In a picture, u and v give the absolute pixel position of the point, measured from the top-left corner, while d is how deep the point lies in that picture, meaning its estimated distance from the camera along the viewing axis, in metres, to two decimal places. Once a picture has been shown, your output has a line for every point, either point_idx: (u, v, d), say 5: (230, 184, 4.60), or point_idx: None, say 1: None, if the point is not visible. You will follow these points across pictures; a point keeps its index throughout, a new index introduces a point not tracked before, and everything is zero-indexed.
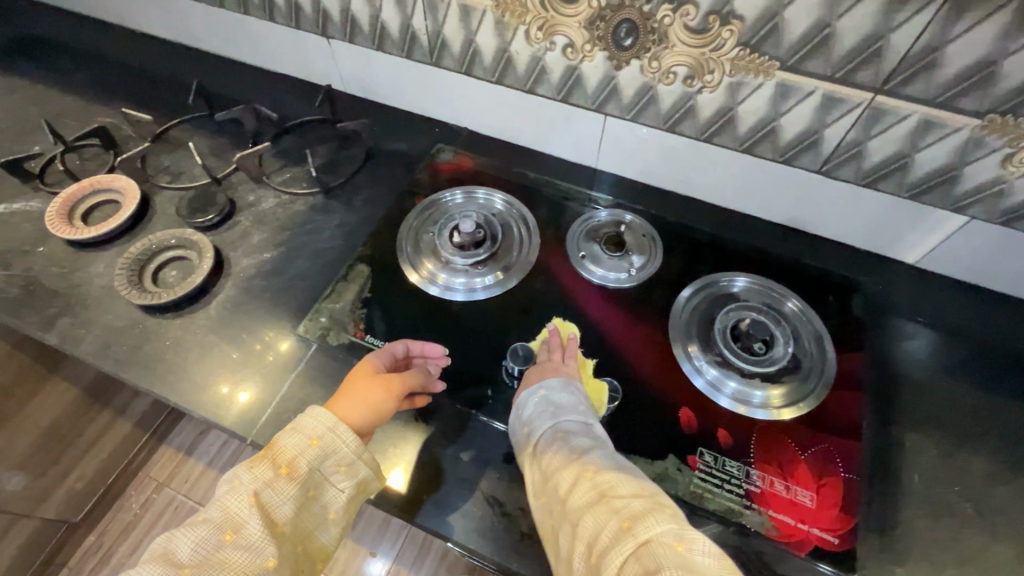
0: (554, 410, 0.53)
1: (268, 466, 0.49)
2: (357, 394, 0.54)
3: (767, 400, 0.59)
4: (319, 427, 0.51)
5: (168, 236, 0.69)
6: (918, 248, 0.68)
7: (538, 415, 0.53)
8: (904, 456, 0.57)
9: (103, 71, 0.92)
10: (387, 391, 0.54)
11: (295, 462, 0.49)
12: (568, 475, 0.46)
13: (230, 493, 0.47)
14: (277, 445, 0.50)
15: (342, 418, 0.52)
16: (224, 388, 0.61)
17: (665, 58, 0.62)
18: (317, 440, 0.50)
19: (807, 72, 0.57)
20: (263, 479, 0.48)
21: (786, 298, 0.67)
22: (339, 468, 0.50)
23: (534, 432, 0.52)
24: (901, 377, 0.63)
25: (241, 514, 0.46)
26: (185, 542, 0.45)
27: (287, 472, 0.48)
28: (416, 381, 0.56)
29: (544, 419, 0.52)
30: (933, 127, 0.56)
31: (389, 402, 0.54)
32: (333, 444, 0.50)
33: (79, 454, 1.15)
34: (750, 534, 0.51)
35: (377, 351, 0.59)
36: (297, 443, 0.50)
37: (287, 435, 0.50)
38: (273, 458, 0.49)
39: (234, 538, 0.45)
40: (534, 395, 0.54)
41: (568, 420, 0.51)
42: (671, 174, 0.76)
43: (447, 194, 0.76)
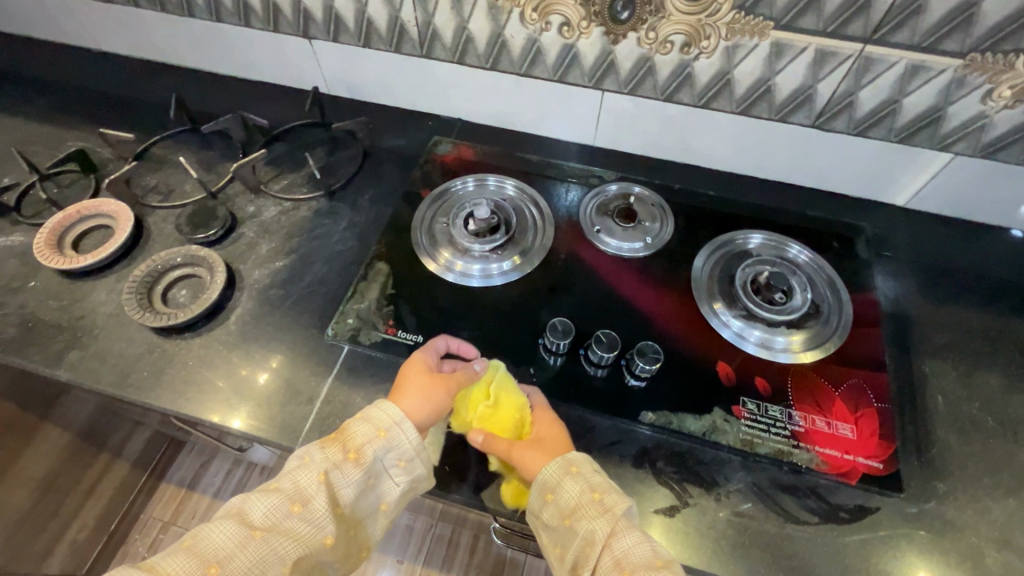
0: (592, 497, 0.47)
1: (338, 449, 0.48)
2: (422, 395, 0.52)
3: (790, 345, 0.62)
4: (387, 420, 0.49)
5: (173, 254, 0.67)
6: (907, 188, 0.73)
7: (577, 503, 0.47)
8: (926, 381, 0.61)
9: (65, 95, 0.87)
10: (448, 390, 0.53)
11: (363, 449, 0.48)
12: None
13: (300, 469, 0.46)
14: (348, 430, 0.49)
15: (407, 414, 0.51)
16: (217, 418, 0.59)
17: (662, 28, 0.64)
18: (385, 432, 0.49)
19: (800, 29, 0.60)
20: (332, 460, 0.47)
21: (797, 250, 0.70)
22: (398, 462, 0.49)
23: (577, 525, 0.46)
24: (911, 310, 0.67)
25: (309, 490, 0.45)
26: (259, 506, 0.44)
27: (354, 457, 0.47)
28: (465, 379, 0.55)
29: (614, 497, 0.47)
30: (919, 71, 0.60)
31: (447, 398, 0.53)
32: (400, 436, 0.49)
33: (78, 503, 1.10)
34: (801, 471, 0.54)
35: (421, 350, 0.57)
36: (366, 431, 0.49)
37: (358, 422, 0.49)
38: (344, 441, 0.48)
39: (302, 510, 0.45)
40: (565, 477, 0.49)
41: (610, 505, 0.46)
42: (670, 143, 0.78)
43: (457, 183, 0.76)
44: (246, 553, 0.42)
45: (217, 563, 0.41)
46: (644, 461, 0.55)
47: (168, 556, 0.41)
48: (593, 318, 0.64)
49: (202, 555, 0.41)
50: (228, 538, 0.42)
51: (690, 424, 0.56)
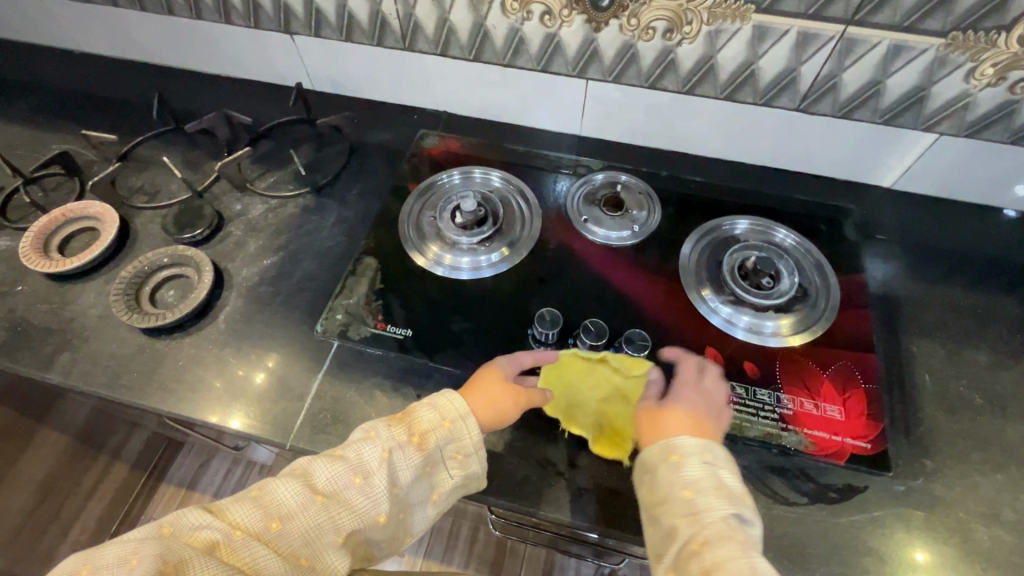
0: (687, 492, 0.44)
1: (403, 431, 0.48)
2: (491, 396, 0.52)
3: (778, 329, 0.62)
4: (453, 411, 0.50)
5: (160, 255, 0.66)
6: (894, 169, 0.73)
7: (668, 494, 0.45)
8: (914, 361, 0.62)
9: (48, 98, 0.86)
10: (515, 403, 0.53)
11: (427, 435, 0.48)
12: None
13: (364, 441, 0.47)
14: (415, 414, 0.50)
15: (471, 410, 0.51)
16: (214, 418, 0.59)
17: (643, 15, 0.63)
18: (450, 422, 0.49)
19: (782, 12, 0.59)
20: (397, 440, 0.47)
21: (784, 234, 0.70)
22: (456, 454, 0.49)
23: (662, 518, 0.44)
24: (899, 291, 0.67)
25: (370, 463, 0.45)
26: (322, 471, 0.45)
27: (418, 442, 0.48)
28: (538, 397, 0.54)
29: (715, 499, 0.43)
30: (902, 51, 0.60)
31: (512, 412, 0.52)
32: (464, 430, 0.49)
33: (78, 505, 1.11)
34: (791, 453, 0.54)
35: (506, 357, 0.56)
36: (431, 417, 0.49)
37: (424, 408, 0.50)
38: (409, 424, 0.49)
39: (361, 484, 0.45)
40: (663, 463, 0.46)
41: (704, 505, 0.43)
42: (657, 131, 0.78)
43: (443, 175, 0.76)
44: (306, 514, 0.43)
45: (279, 518, 0.43)
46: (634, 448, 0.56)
47: (235, 503, 0.43)
48: (582, 307, 0.64)
49: (266, 506, 0.43)
50: (293, 496, 0.43)
51: None
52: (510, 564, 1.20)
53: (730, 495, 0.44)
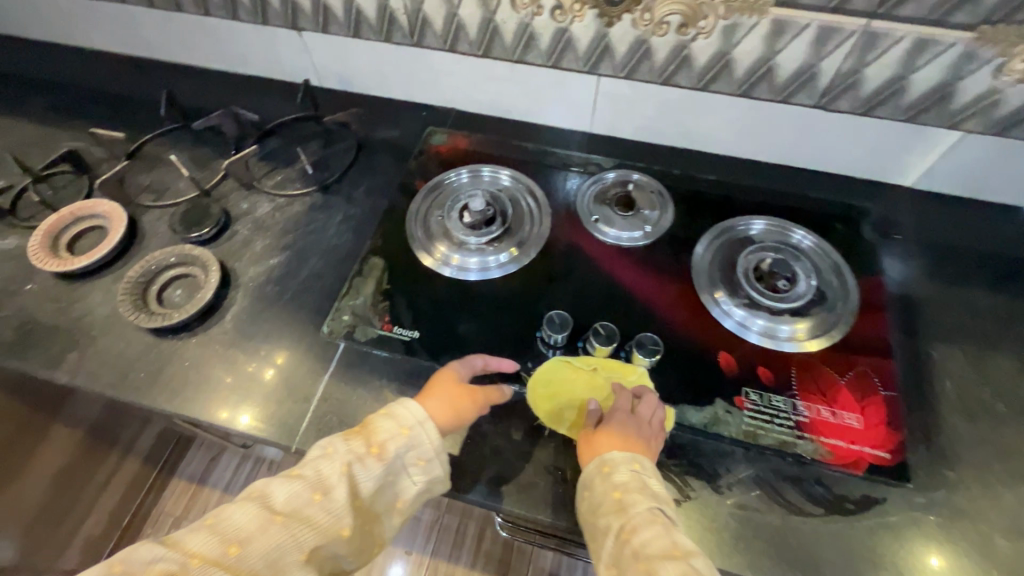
0: (618, 494, 0.47)
1: (362, 442, 0.48)
2: (447, 399, 0.53)
3: (794, 334, 0.61)
4: (411, 419, 0.49)
5: (166, 254, 0.66)
6: (916, 168, 0.71)
7: (602, 502, 0.47)
8: (936, 367, 0.59)
9: (58, 95, 0.86)
10: (473, 402, 0.54)
11: (386, 445, 0.48)
12: (668, 563, 0.40)
13: (323, 458, 0.47)
14: (373, 424, 0.49)
15: (430, 415, 0.51)
16: (224, 413, 0.59)
17: (657, 9, 0.61)
18: (408, 430, 0.49)
19: (802, 5, 0.57)
20: (356, 453, 0.47)
21: (802, 235, 0.68)
22: (417, 461, 0.49)
23: (598, 524, 0.46)
24: (921, 294, 0.65)
25: (331, 479, 0.45)
26: (281, 491, 0.45)
27: (377, 452, 0.47)
28: (494, 394, 0.55)
29: (638, 495, 0.46)
30: (927, 46, 0.57)
31: (472, 410, 0.54)
32: (423, 436, 0.49)
33: (91, 500, 1.12)
34: (806, 462, 0.53)
35: (458, 361, 0.57)
36: (390, 427, 0.49)
37: (382, 418, 0.50)
38: (367, 436, 0.48)
39: (322, 500, 0.45)
40: (598, 473, 0.49)
41: (633, 502, 0.45)
42: (670, 129, 0.76)
43: (452, 174, 0.75)
44: (266, 536, 0.42)
45: (237, 543, 0.42)
46: None
47: (190, 534, 0.43)
48: (592, 309, 0.63)
49: (222, 533, 0.42)
50: (249, 519, 0.43)
51: (692, 417, 0.55)
52: (517, 564, 1.19)
53: (653, 492, 0.47)
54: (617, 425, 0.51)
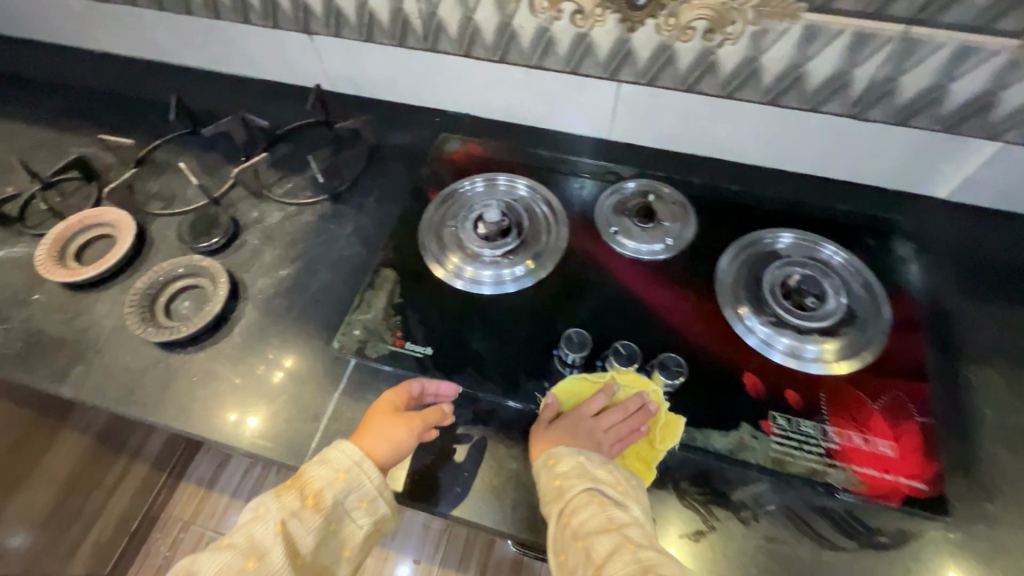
0: (560, 481, 0.48)
1: (296, 496, 0.47)
2: (381, 432, 0.51)
3: (821, 354, 0.58)
4: (346, 460, 0.49)
5: (175, 265, 0.65)
6: (951, 180, 0.68)
7: (548, 490, 0.49)
8: (973, 392, 0.57)
9: (67, 99, 0.85)
10: (411, 430, 0.52)
11: (322, 493, 0.47)
12: (605, 539, 0.43)
13: (255, 520, 0.46)
14: (306, 474, 0.48)
15: (366, 452, 0.50)
16: (232, 415, 0.58)
17: (683, 14, 0.59)
18: (344, 474, 0.48)
19: (837, 10, 0.54)
20: (290, 508, 0.46)
21: (831, 250, 0.65)
22: (360, 503, 0.48)
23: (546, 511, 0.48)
24: (956, 313, 0.62)
25: (265, 542, 0.44)
26: (209, 564, 0.44)
27: (313, 503, 0.46)
28: (433, 418, 0.54)
29: (578, 479, 0.48)
30: (970, 53, 0.54)
31: (411, 439, 0.51)
32: (360, 478, 0.48)
33: (99, 504, 1.12)
34: (838, 492, 0.50)
35: (396, 387, 0.56)
36: (325, 474, 0.48)
37: (316, 466, 0.49)
38: (301, 488, 0.47)
39: (256, 566, 0.43)
40: (543, 465, 0.50)
41: (573, 487, 0.48)
42: (692, 137, 0.73)
43: (466, 182, 0.73)
44: None
45: None
46: (666, 480, 0.52)
47: None
48: (610, 326, 0.61)
49: None
50: None
51: (716, 442, 0.53)
52: None
53: (593, 476, 0.49)
54: (569, 424, 0.53)
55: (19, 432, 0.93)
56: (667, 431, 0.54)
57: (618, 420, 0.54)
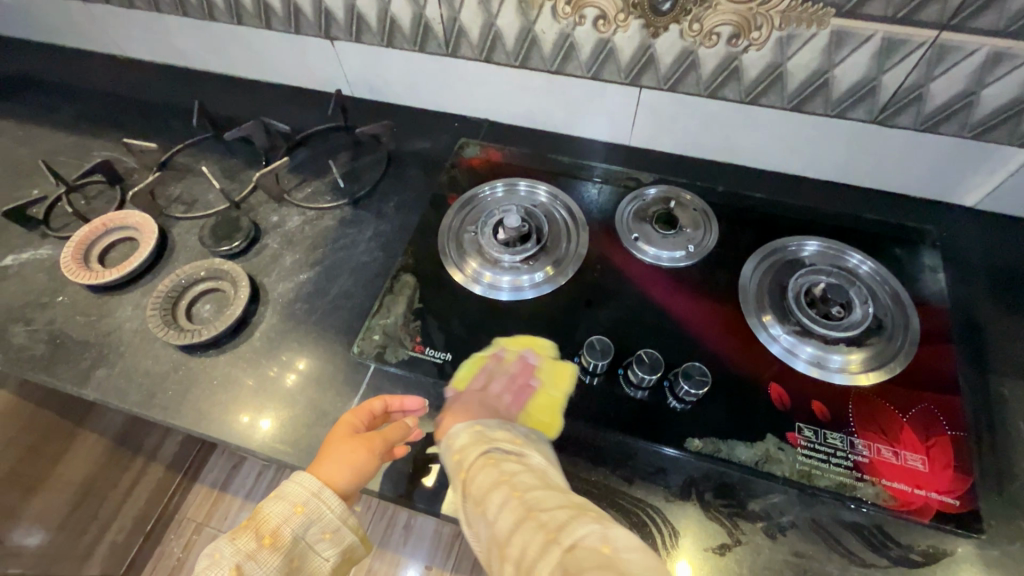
0: (459, 456, 0.47)
1: (252, 536, 0.45)
2: (340, 458, 0.50)
3: (847, 364, 0.57)
4: (302, 493, 0.47)
5: (196, 269, 0.65)
6: (980, 187, 0.66)
7: (452, 469, 0.47)
8: (1005, 404, 0.55)
9: (91, 103, 0.86)
10: (372, 452, 0.50)
11: (279, 530, 0.45)
12: (495, 495, 0.41)
13: (210, 569, 0.43)
14: (262, 513, 0.46)
15: (326, 482, 0.49)
16: (246, 418, 0.58)
17: (707, 19, 0.58)
18: (302, 507, 0.47)
19: (866, 15, 0.54)
20: (245, 550, 0.44)
21: (856, 258, 0.64)
22: (324, 535, 0.47)
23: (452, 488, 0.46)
24: (987, 324, 0.61)
25: None
26: None
27: (270, 542, 0.44)
28: (397, 435, 0.53)
29: (471, 448, 0.47)
30: (1003, 59, 0.53)
31: (373, 462, 0.50)
32: (319, 509, 0.47)
33: (115, 505, 1.12)
34: (867, 507, 0.49)
35: (353, 410, 0.55)
36: (281, 510, 0.46)
37: (271, 502, 0.47)
38: (256, 527, 0.45)
39: None
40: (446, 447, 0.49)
41: (468, 454, 0.46)
42: (714, 143, 0.73)
43: (485, 188, 0.73)
44: None
45: None
46: (691, 492, 0.51)
47: None
48: (632, 334, 0.60)
49: None
50: None
51: (741, 453, 0.52)
52: None
53: (490, 437, 0.48)
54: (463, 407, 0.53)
55: (38, 434, 0.94)
56: (558, 377, 0.57)
57: (507, 384, 0.56)
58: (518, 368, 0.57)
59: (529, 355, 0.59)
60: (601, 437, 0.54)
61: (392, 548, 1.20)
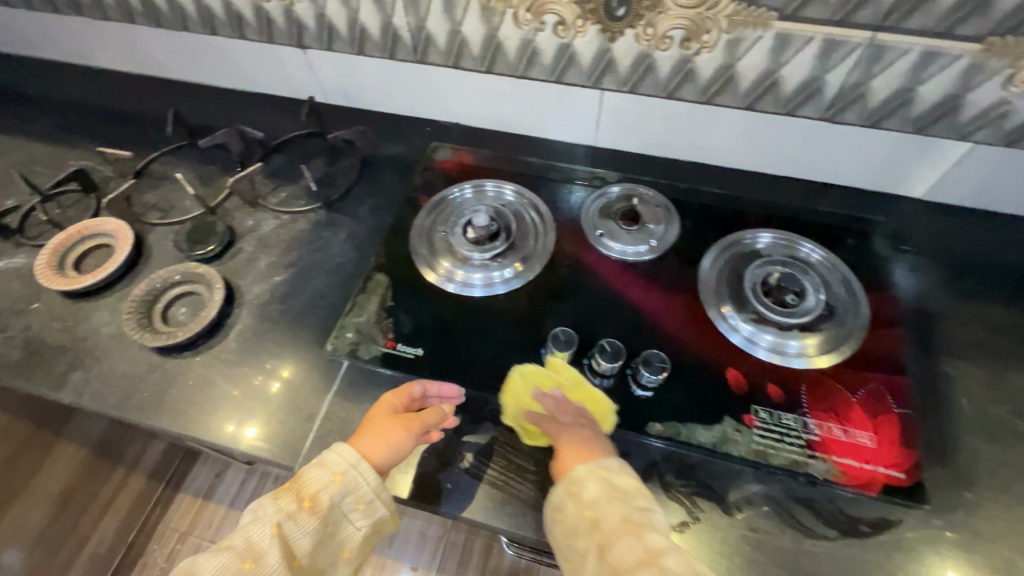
0: (594, 516, 0.48)
1: (293, 499, 0.49)
2: (378, 434, 0.53)
3: (804, 349, 0.59)
4: (342, 463, 0.50)
5: (171, 272, 0.66)
6: (926, 179, 0.70)
7: (579, 523, 0.48)
8: (951, 383, 0.58)
9: (67, 114, 0.87)
10: (407, 431, 0.53)
11: (318, 496, 0.49)
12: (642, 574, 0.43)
13: (254, 522, 0.48)
14: (303, 477, 0.50)
15: (364, 455, 0.52)
16: (231, 427, 0.59)
17: (660, 24, 0.61)
18: (340, 476, 0.50)
19: (806, 18, 0.57)
20: (286, 511, 0.48)
21: (810, 249, 0.67)
22: (357, 505, 0.50)
23: (578, 546, 0.47)
24: (934, 307, 0.64)
25: (262, 544, 0.46)
26: (207, 566, 0.45)
27: (309, 506, 0.48)
28: (433, 419, 0.55)
29: (607, 506, 0.48)
30: (935, 58, 0.57)
31: (408, 441, 0.53)
32: (356, 481, 0.50)
33: (96, 516, 1.12)
34: (818, 482, 0.51)
35: (395, 390, 0.57)
36: (321, 477, 0.50)
37: (313, 469, 0.50)
38: (297, 490, 0.49)
39: (253, 568, 0.45)
40: (570, 498, 0.50)
41: (607, 516, 0.48)
42: (675, 142, 0.75)
43: (455, 190, 0.75)
44: None
45: None
46: (652, 474, 0.53)
47: None
48: (598, 326, 0.62)
49: None
50: None
51: (700, 435, 0.54)
52: None
53: (625, 497, 0.49)
54: (568, 451, 0.52)
55: (13, 446, 0.94)
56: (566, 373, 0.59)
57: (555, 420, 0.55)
58: (551, 403, 0.56)
59: (552, 393, 0.57)
60: None
61: (378, 551, 1.21)
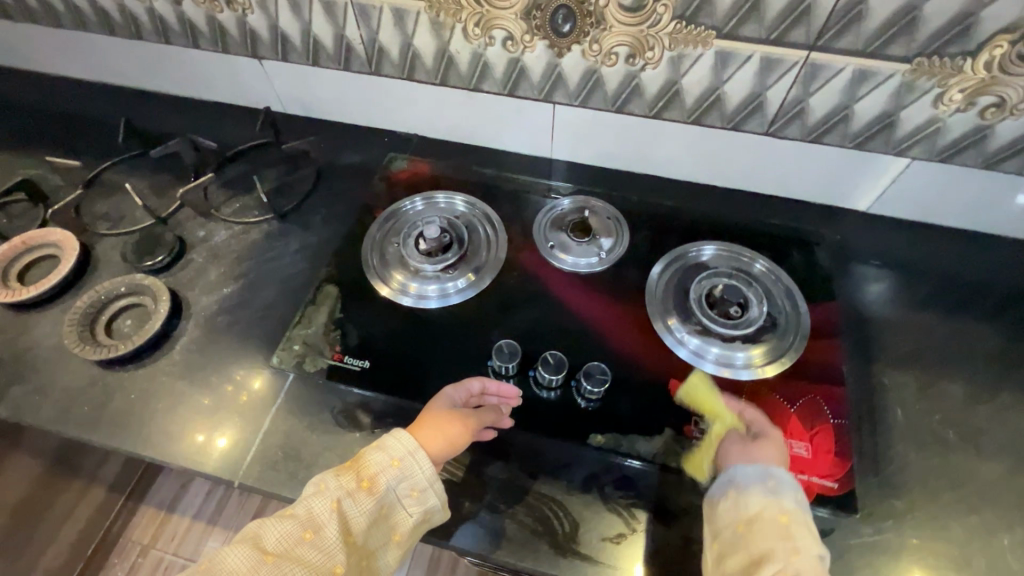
0: (782, 523, 0.45)
1: (353, 477, 0.48)
2: (439, 425, 0.52)
3: (749, 360, 0.60)
4: (401, 449, 0.49)
5: (116, 284, 0.66)
6: (869, 193, 0.71)
7: (762, 518, 0.45)
8: (887, 394, 0.59)
9: (19, 122, 0.86)
10: (465, 426, 0.52)
11: (376, 477, 0.48)
12: None
13: (314, 495, 0.47)
14: (364, 457, 0.49)
15: (421, 444, 0.51)
16: (200, 436, 0.58)
17: (605, 40, 0.63)
18: (398, 461, 0.49)
19: (743, 37, 0.58)
20: (346, 488, 0.47)
21: (754, 260, 0.68)
22: (411, 492, 0.49)
23: (750, 535, 0.45)
24: (874, 318, 0.65)
25: (322, 517, 0.45)
26: (273, 530, 0.45)
27: (367, 486, 0.48)
28: (490, 418, 0.55)
29: (803, 530, 0.44)
30: (867, 77, 0.58)
31: (464, 436, 0.52)
32: (414, 467, 0.49)
33: (52, 530, 1.09)
34: None
35: (454, 385, 0.56)
36: (381, 459, 0.49)
37: (374, 451, 0.49)
38: (358, 469, 0.48)
39: (313, 538, 0.45)
40: (761, 484, 0.47)
41: (797, 532, 0.44)
42: (628, 155, 0.76)
43: (407, 202, 0.75)
44: None
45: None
46: (592, 486, 0.54)
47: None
48: (545, 338, 0.63)
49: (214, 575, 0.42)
50: (241, 561, 0.43)
51: (640, 447, 0.55)
52: None
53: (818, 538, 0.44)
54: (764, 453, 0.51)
55: None
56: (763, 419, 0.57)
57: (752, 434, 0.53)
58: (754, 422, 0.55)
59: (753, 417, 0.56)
60: (510, 436, 0.57)
61: None
